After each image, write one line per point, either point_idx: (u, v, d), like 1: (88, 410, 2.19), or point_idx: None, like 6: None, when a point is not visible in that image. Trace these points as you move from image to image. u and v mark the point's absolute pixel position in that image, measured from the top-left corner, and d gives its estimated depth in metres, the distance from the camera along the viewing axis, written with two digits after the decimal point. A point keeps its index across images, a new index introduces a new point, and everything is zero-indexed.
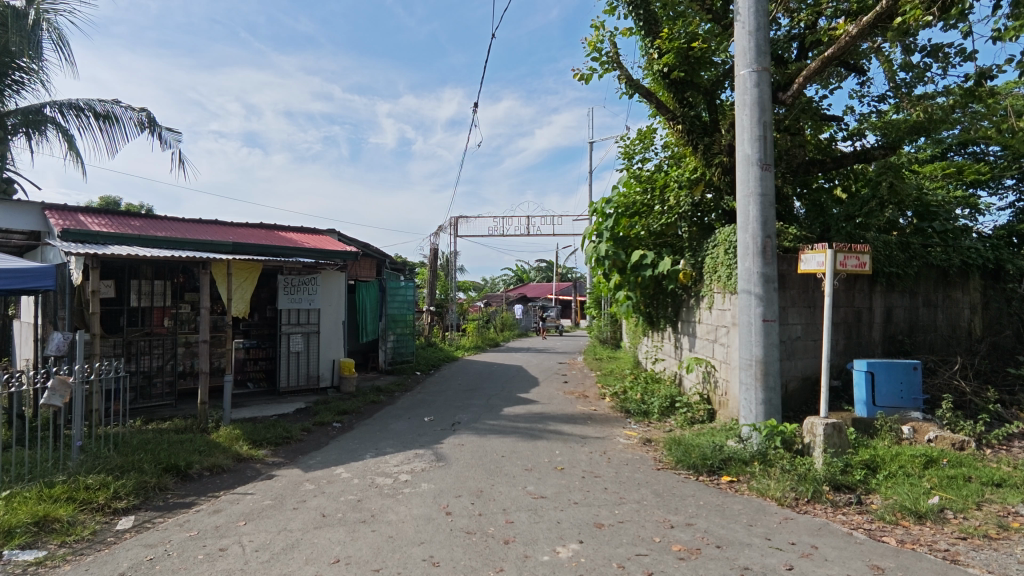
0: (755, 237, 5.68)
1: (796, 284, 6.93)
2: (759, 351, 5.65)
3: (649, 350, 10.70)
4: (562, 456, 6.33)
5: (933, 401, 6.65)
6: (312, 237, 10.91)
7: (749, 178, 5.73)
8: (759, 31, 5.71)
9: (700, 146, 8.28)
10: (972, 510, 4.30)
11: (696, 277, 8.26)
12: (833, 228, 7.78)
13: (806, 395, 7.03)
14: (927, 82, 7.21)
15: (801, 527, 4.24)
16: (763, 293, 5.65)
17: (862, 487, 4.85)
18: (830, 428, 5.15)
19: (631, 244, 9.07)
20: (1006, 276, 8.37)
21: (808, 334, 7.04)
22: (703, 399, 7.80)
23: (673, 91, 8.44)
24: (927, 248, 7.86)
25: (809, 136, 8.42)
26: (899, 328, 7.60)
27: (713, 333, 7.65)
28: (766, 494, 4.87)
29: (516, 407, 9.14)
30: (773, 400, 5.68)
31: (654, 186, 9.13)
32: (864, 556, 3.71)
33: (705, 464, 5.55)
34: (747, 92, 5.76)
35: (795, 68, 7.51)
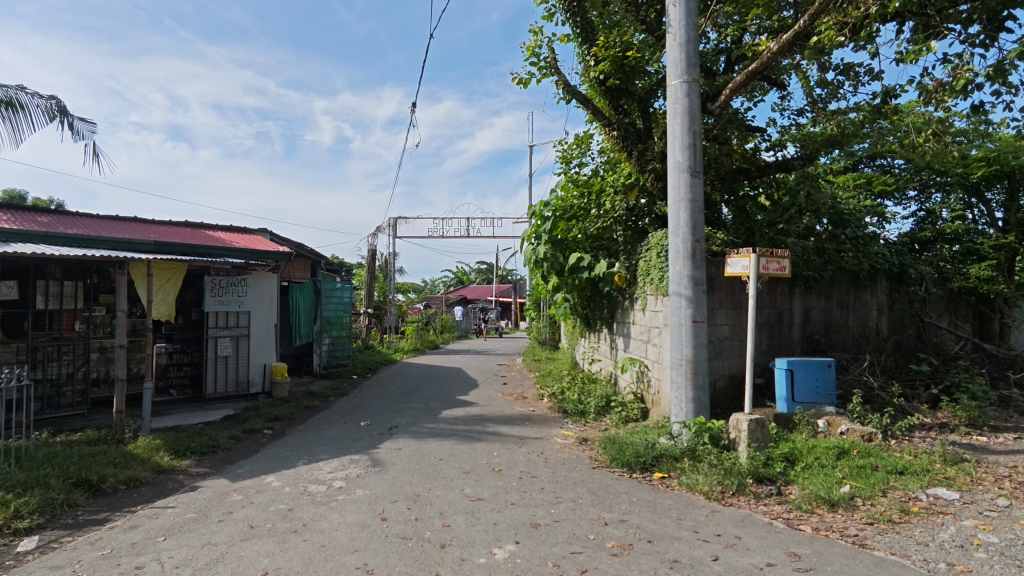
0: (686, 241, 5.89)
1: (724, 287, 7.25)
2: (689, 351, 5.88)
3: (586, 351, 10.89)
4: (500, 457, 6.35)
5: (845, 397, 7.11)
6: (241, 237, 10.43)
7: (680, 185, 5.95)
8: (690, 43, 5.94)
9: (634, 152, 8.43)
10: (878, 497, 4.63)
11: (631, 280, 8.46)
12: (758, 234, 8.19)
13: (732, 393, 7.37)
14: (839, 98, 7.75)
15: (727, 519, 4.44)
16: (692, 296, 5.88)
17: (782, 478, 5.14)
18: (753, 423, 5.45)
19: (569, 247, 9.26)
20: (909, 281, 9.06)
21: (735, 334, 7.39)
22: (637, 398, 8.03)
23: (609, 98, 8.69)
24: (840, 253, 8.42)
25: (736, 146, 8.84)
26: (816, 328, 8.08)
27: (647, 333, 7.89)
28: (695, 488, 5.06)
29: (455, 409, 9.09)
30: (702, 398, 5.90)
31: (590, 191, 9.37)
32: (783, 544, 3.92)
33: (638, 462, 5.70)
34: (679, 102, 5.98)
35: (722, 81, 7.89)
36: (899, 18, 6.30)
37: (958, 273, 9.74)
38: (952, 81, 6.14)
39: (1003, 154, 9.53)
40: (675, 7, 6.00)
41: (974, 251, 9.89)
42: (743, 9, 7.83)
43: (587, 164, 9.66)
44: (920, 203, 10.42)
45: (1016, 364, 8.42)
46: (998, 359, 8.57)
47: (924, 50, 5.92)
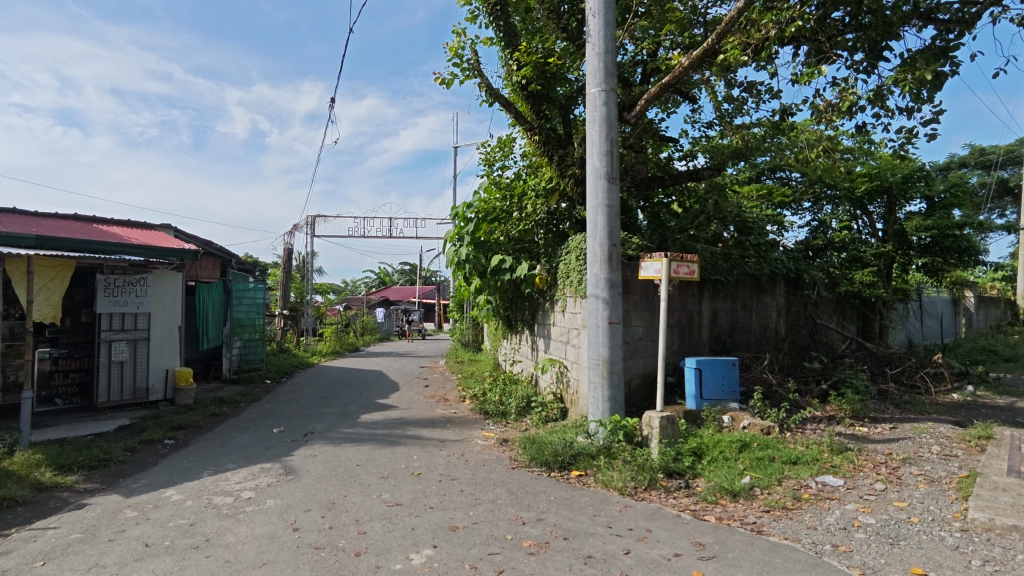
0: (602, 244, 6.07)
1: (638, 289, 7.54)
2: (605, 351, 6.06)
3: (508, 352, 10.98)
4: (420, 460, 6.27)
5: (747, 393, 7.60)
6: (140, 232, 9.67)
7: (597, 191, 6.13)
8: (608, 53, 6.14)
9: (555, 157, 8.68)
10: (774, 486, 4.98)
11: (551, 282, 8.62)
12: (671, 239, 8.58)
13: (646, 392, 7.68)
14: (744, 113, 8.27)
15: (639, 513, 4.61)
16: (609, 297, 6.07)
17: (689, 472, 5.41)
18: (664, 420, 5.71)
19: (491, 249, 9.24)
20: (804, 285, 9.80)
21: (648, 335, 7.70)
22: (556, 398, 8.17)
23: (531, 103, 8.84)
24: (744, 258, 8.97)
25: (651, 155, 9.23)
26: (722, 329, 8.57)
27: (566, 335, 8.06)
28: (609, 484, 5.22)
29: (374, 413, 8.87)
30: (617, 397, 6.11)
31: (512, 194, 9.46)
32: (690, 535, 4.12)
33: (556, 461, 5.80)
34: (597, 109, 6.16)
35: (639, 91, 8.22)
36: (795, 43, 6.82)
37: (845, 278, 10.66)
38: (839, 102, 6.73)
39: (883, 171, 10.52)
40: (594, 17, 6.18)
41: (859, 259, 10.89)
42: (659, 24, 8.18)
43: (509, 167, 9.76)
44: (814, 214, 11.30)
45: (892, 360, 9.32)
46: (878, 356, 9.44)
47: (816, 73, 6.45)
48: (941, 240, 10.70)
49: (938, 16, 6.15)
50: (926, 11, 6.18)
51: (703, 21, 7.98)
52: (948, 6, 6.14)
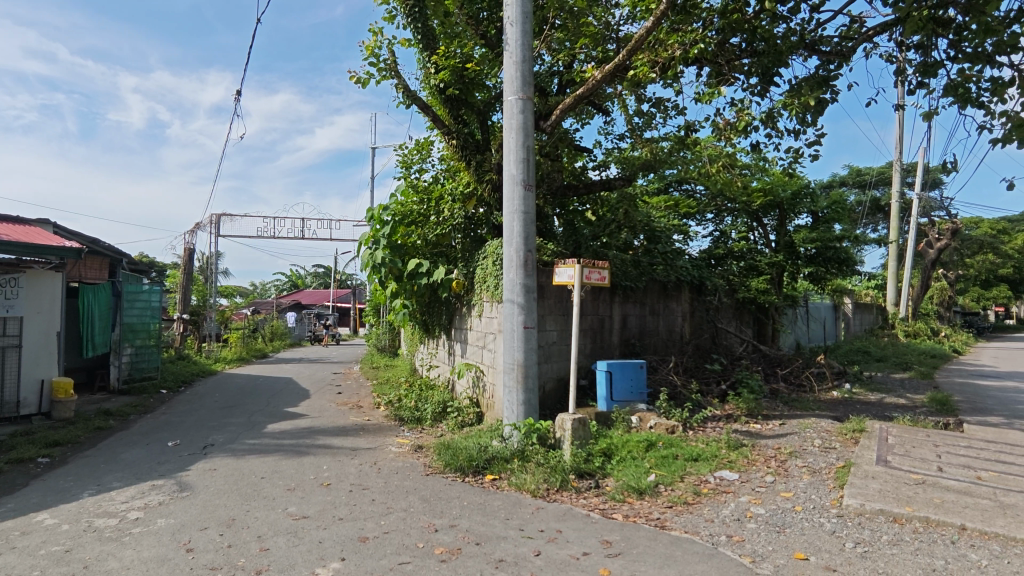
0: (518, 250, 6.15)
1: (553, 295, 7.72)
2: (520, 355, 6.14)
3: (425, 357, 10.82)
4: (330, 470, 6.04)
5: (654, 394, 7.96)
6: (14, 227, 8.71)
7: (514, 197, 6.21)
8: (525, 63, 6.24)
9: (472, 162, 8.69)
10: (677, 482, 5.24)
11: (468, 286, 8.64)
12: (584, 245, 8.81)
13: (559, 394, 7.86)
14: (653, 127, 8.69)
15: (550, 514, 4.70)
16: (524, 302, 6.15)
17: (599, 472, 5.58)
18: (576, 422, 5.86)
19: (408, 253, 9.16)
20: (707, 291, 10.42)
21: (562, 339, 7.90)
22: (472, 402, 8.29)
23: (449, 107, 8.80)
24: (653, 266, 9.42)
25: (567, 163, 9.48)
26: (632, 333, 8.93)
27: (482, 339, 8.10)
28: (523, 487, 5.28)
29: (282, 423, 8.46)
30: (532, 400, 6.20)
31: (429, 198, 9.38)
32: (599, 534, 4.24)
33: (471, 465, 5.78)
34: (514, 117, 6.24)
35: (554, 102, 8.41)
36: (698, 64, 7.26)
37: (743, 285, 11.42)
38: (736, 121, 7.23)
39: (775, 187, 11.40)
40: (511, 26, 6.26)
41: (754, 267, 11.71)
42: (574, 37, 8.43)
43: (427, 170, 9.69)
44: (716, 224, 12.02)
45: (783, 361, 10.10)
46: (771, 358, 10.20)
47: (716, 93, 6.88)
48: (824, 251, 11.80)
49: (821, 48, 6.76)
50: (811, 42, 6.77)
51: (616, 38, 8.38)
52: (829, 40, 6.76)
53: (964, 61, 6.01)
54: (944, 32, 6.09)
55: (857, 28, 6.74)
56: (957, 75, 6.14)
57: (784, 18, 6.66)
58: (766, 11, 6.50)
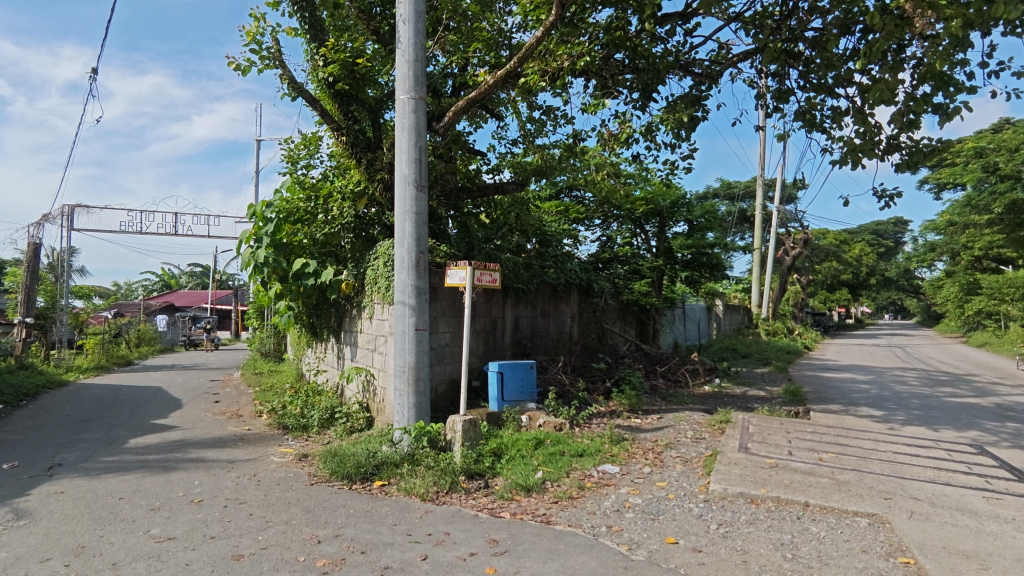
0: (410, 252, 6.06)
1: (446, 296, 7.72)
2: (411, 358, 6.04)
3: (313, 362, 10.35)
4: (202, 486, 5.59)
5: (544, 393, 8.20)
6: None
7: (406, 198, 6.11)
8: (417, 62, 6.17)
9: (363, 160, 8.46)
10: (563, 478, 5.42)
11: (358, 288, 8.38)
12: (477, 248, 8.86)
13: (451, 396, 7.86)
14: (544, 134, 8.94)
15: (438, 517, 4.68)
16: (416, 304, 6.07)
17: (489, 471, 5.65)
18: (467, 423, 5.89)
19: (293, 252, 8.67)
20: (595, 294, 10.92)
21: (454, 340, 7.91)
22: (362, 407, 8.05)
23: (338, 102, 8.55)
24: (544, 269, 9.74)
25: (461, 166, 9.53)
26: (523, 334, 9.14)
27: (373, 342, 7.89)
28: (411, 492, 5.20)
29: (148, 436, 7.70)
30: (423, 403, 6.12)
31: (317, 195, 8.98)
32: (485, 533, 4.29)
33: (358, 472, 5.60)
34: (406, 116, 6.15)
35: (448, 104, 8.40)
36: (585, 76, 7.61)
37: (627, 288, 12.09)
38: (619, 133, 7.65)
39: (656, 196, 12.16)
40: (404, 25, 6.17)
41: (637, 271, 12.43)
42: (467, 41, 8.49)
43: (315, 166, 9.29)
44: (603, 230, 12.59)
45: (661, 359, 10.82)
46: (651, 356, 10.89)
47: (601, 104, 7.23)
48: (698, 257, 12.76)
49: (694, 69, 7.33)
50: (685, 64, 7.32)
51: (509, 45, 8.56)
52: (700, 62, 7.35)
53: (810, 90, 6.79)
54: (795, 64, 6.78)
55: (724, 54, 7.38)
56: (805, 102, 6.91)
57: (662, 39, 7.13)
58: (646, 31, 6.92)
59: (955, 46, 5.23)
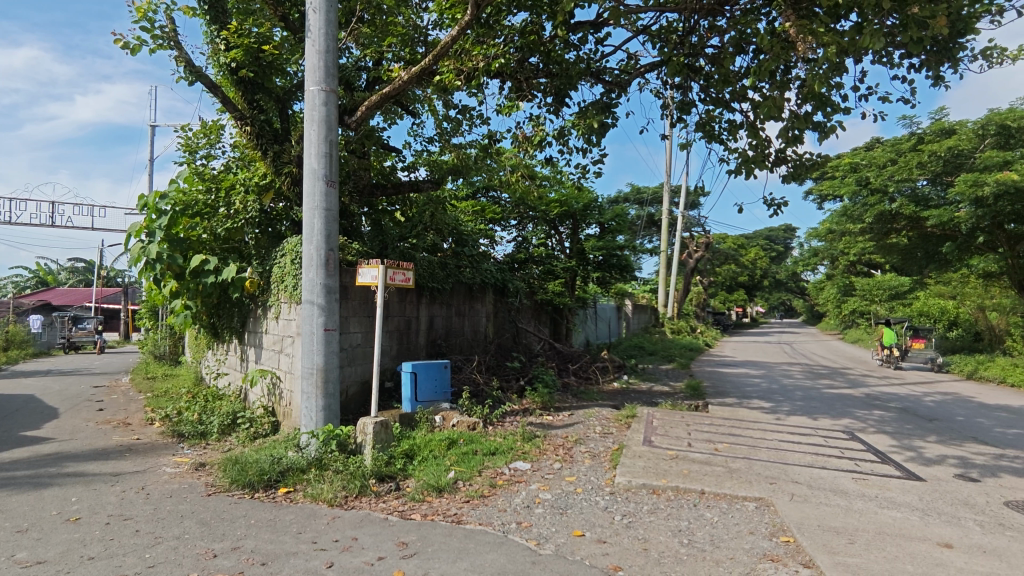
0: (319, 249, 5.85)
1: (357, 296, 7.53)
2: (320, 359, 5.83)
3: (213, 365, 9.74)
4: (81, 503, 5.10)
5: (458, 392, 8.20)
6: None
7: (315, 193, 5.89)
8: (329, 53, 5.96)
9: (269, 152, 8.07)
10: (475, 477, 5.44)
11: (264, 286, 7.96)
12: (390, 246, 8.68)
13: (362, 398, 7.68)
14: (460, 134, 8.94)
15: (346, 522, 4.55)
16: (324, 304, 5.86)
17: (401, 473, 5.56)
18: (378, 425, 5.76)
19: (191, 248, 8.04)
20: (510, 294, 11.05)
21: (366, 341, 7.73)
22: (268, 411, 7.67)
23: (242, 89, 8.08)
24: (459, 268, 9.71)
25: (374, 162, 9.31)
26: (438, 334, 9.10)
27: (279, 343, 7.54)
28: (318, 498, 5.01)
29: (16, 450, 6.91)
30: (333, 406, 5.93)
31: (218, 187, 8.44)
32: (394, 536, 4.22)
33: (261, 480, 5.33)
34: (316, 109, 5.92)
35: (360, 98, 8.18)
36: (500, 78, 7.68)
37: (542, 288, 12.37)
38: (533, 135, 7.79)
39: (570, 199, 12.46)
40: (314, 13, 5.93)
41: (552, 272, 12.67)
42: (381, 35, 8.28)
43: (216, 157, 8.75)
44: (519, 230, 12.72)
45: (573, 357, 11.11)
46: (564, 354, 11.16)
47: (516, 106, 7.32)
48: (608, 258, 13.24)
49: (604, 77, 7.58)
50: (596, 72, 7.55)
51: (425, 42, 8.49)
52: (610, 71, 7.62)
53: (710, 103, 7.23)
54: (696, 77, 7.16)
55: (632, 65, 7.70)
56: (704, 115, 7.36)
57: (574, 46, 7.32)
58: (558, 37, 7.08)
59: (832, 70, 5.76)
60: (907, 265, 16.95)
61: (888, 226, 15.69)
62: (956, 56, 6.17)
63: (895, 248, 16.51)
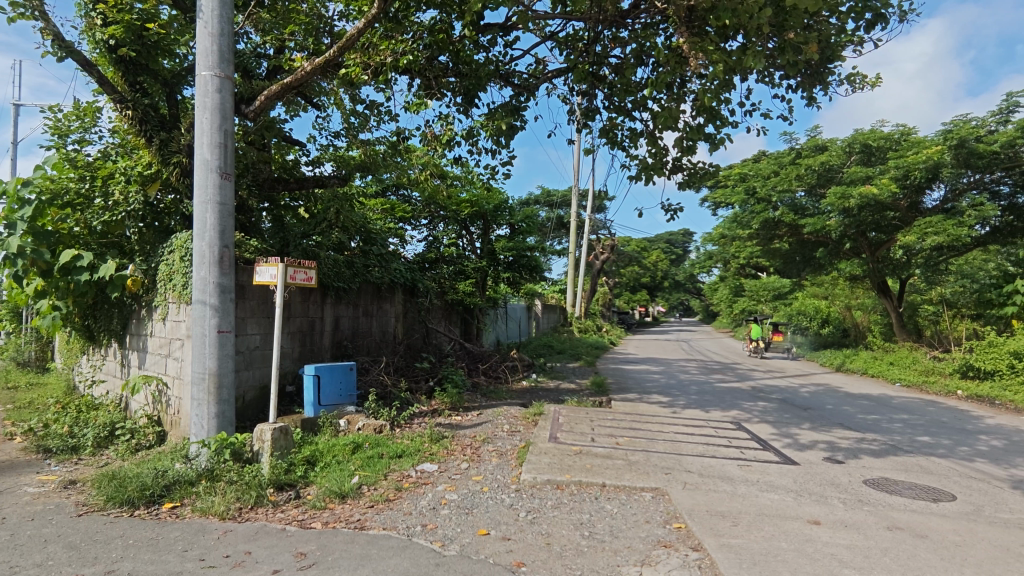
0: (211, 246, 5.47)
1: (255, 295, 7.13)
2: (212, 363, 5.46)
3: (88, 372, 8.83)
4: None
5: (364, 395, 7.99)
6: None
7: (207, 185, 5.51)
8: (224, 36, 5.58)
9: (154, 139, 7.43)
10: (380, 481, 5.32)
11: (148, 285, 7.33)
12: (292, 243, 8.17)
13: (260, 404, 7.28)
14: (368, 130, 8.70)
15: (239, 536, 4.28)
16: (218, 304, 5.50)
17: (301, 481, 5.33)
18: (277, 432, 5.47)
19: (61, 242, 7.27)
20: (420, 294, 10.92)
21: (265, 343, 7.34)
22: (153, 421, 7.08)
23: (123, 70, 7.41)
24: (367, 267, 9.44)
25: (276, 155, 8.87)
26: (344, 335, 8.83)
27: (166, 347, 6.97)
28: (208, 511, 4.68)
29: None
30: (227, 413, 5.58)
31: (94, 176, 7.67)
32: (292, 547, 4.04)
33: (143, 496, 4.90)
34: (209, 96, 5.53)
35: (260, 86, 7.74)
36: (409, 74, 7.58)
37: (452, 289, 12.35)
38: (442, 134, 7.75)
39: (480, 200, 12.48)
40: None
41: (462, 272, 12.65)
42: (283, 22, 7.92)
43: (92, 142, 7.95)
44: (429, 230, 12.56)
45: (483, 357, 11.16)
46: (474, 354, 11.18)
47: (424, 104, 7.25)
48: (518, 258, 13.39)
49: (513, 80, 7.69)
50: (504, 74, 7.64)
51: (330, 32, 8.17)
52: (519, 74, 7.73)
53: (613, 111, 7.52)
54: (601, 86, 7.44)
55: (540, 70, 7.86)
56: (608, 122, 7.66)
57: (483, 48, 7.36)
58: (467, 38, 7.08)
59: (721, 86, 6.19)
60: (787, 268, 18.54)
61: (772, 233, 17.08)
62: (826, 80, 6.83)
63: (777, 252, 18.01)
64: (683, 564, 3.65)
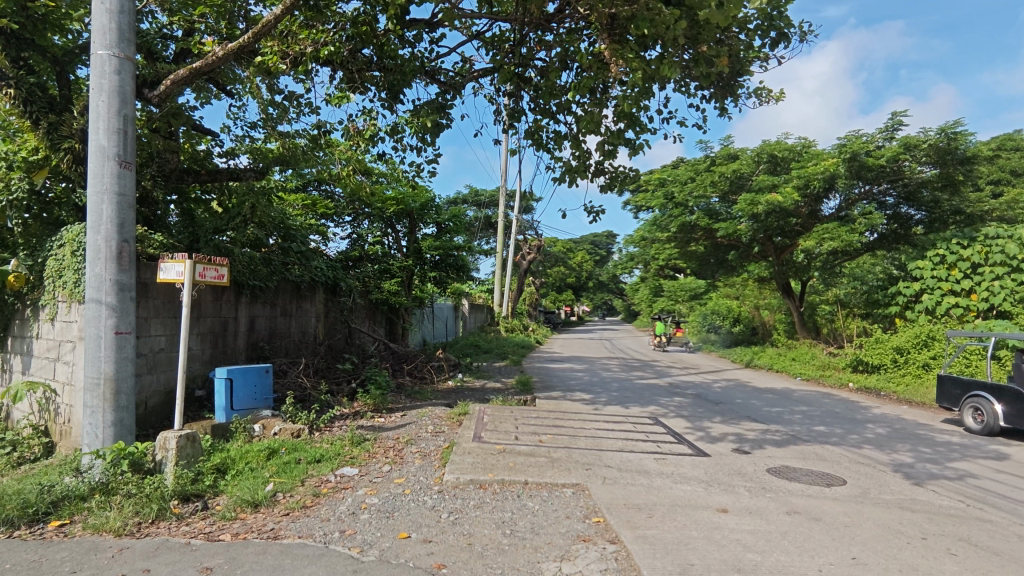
0: (108, 240, 5.05)
1: (160, 294, 6.66)
2: (108, 367, 5.03)
3: None
4: None
5: (281, 398, 7.67)
6: None
7: (104, 174, 5.08)
8: (124, 14, 5.16)
9: (42, 123, 6.70)
10: (296, 487, 5.12)
11: (34, 282, 6.67)
12: (203, 239, 7.66)
13: (165, 410, 6.81)
14: (287, 121, 8.32)
15: (137, 553, 3.97)
16: (116, 304, 5.08)
17: (210, 491, 5.02)
18: (183, 439, 5.12)
19: None
20: (342, 293, 10.63)
21: (171, 345, 6.89)
22: (38, 431, 6.45)
23: (4, 44, 6.75)
24: (286, 265, 9.06)
25: (185, 145, 8.34)
26: (260, 336, 8.44)
27: (55, 350, 6.37)
28: (102, 528, 4.30)
29: None
30: (126, 420, 5.16)
31: None
32: (196, 562, 3.79)
33: (24, 514, 4.44)
34: (106, 77, 5.10)
35: (166, 69, 7.22)
36: (330, 66, 7.34)
37: (376, 287, 12.09)
38: (365, 129, 7.54)
39: (406, 198, 12.25)
40: None
41: (387, 271, 12.40)
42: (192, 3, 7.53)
43: None
44: (352, 228, 12.22)
45: (408, 357, 10.99)
46: (398, 354, 10.99)
47: (346, 97, 7.02)
48: (445, 257, 13.25)
49: (439, 78, 7.61)
50: (430, 71, 7.55)
51: (245, 17, 7.73)
52: (445, 72, 7.66)
53: (537, 113, 7.61)
54: (527, 87, 7.49)
55: (466, 69, 7.83)
56: (533, 124, 7.74)
57: (409, 43, 7.24)
58: (392, 32, 6.93)
59: (641, 93, 6.44)
60: (702, 270, 19.50)
61: (688, 236, 17.91)
62: (736, 92, 7.21)
63: (693, 255, 18.91)
64: (600, 558, 3.75)
